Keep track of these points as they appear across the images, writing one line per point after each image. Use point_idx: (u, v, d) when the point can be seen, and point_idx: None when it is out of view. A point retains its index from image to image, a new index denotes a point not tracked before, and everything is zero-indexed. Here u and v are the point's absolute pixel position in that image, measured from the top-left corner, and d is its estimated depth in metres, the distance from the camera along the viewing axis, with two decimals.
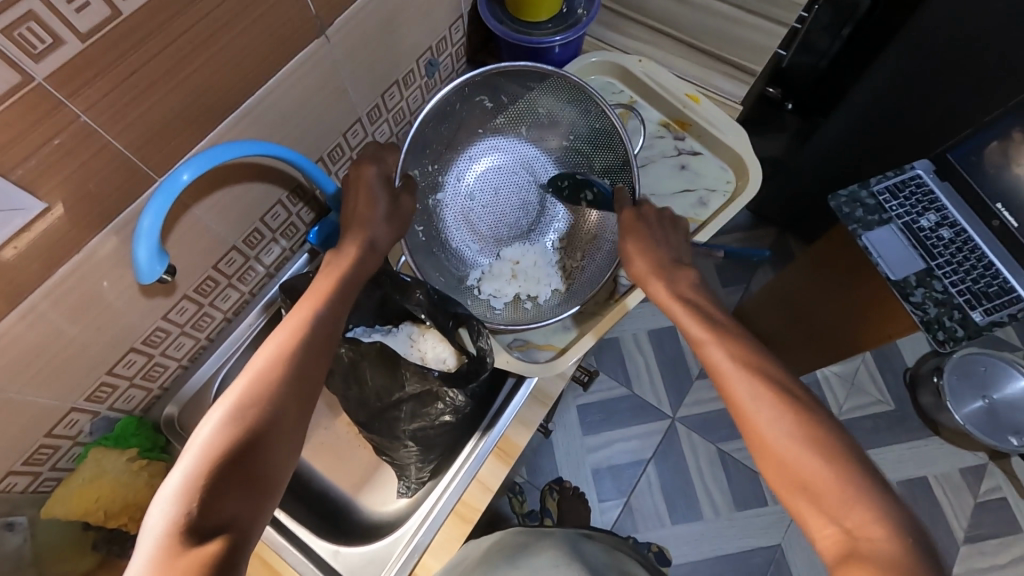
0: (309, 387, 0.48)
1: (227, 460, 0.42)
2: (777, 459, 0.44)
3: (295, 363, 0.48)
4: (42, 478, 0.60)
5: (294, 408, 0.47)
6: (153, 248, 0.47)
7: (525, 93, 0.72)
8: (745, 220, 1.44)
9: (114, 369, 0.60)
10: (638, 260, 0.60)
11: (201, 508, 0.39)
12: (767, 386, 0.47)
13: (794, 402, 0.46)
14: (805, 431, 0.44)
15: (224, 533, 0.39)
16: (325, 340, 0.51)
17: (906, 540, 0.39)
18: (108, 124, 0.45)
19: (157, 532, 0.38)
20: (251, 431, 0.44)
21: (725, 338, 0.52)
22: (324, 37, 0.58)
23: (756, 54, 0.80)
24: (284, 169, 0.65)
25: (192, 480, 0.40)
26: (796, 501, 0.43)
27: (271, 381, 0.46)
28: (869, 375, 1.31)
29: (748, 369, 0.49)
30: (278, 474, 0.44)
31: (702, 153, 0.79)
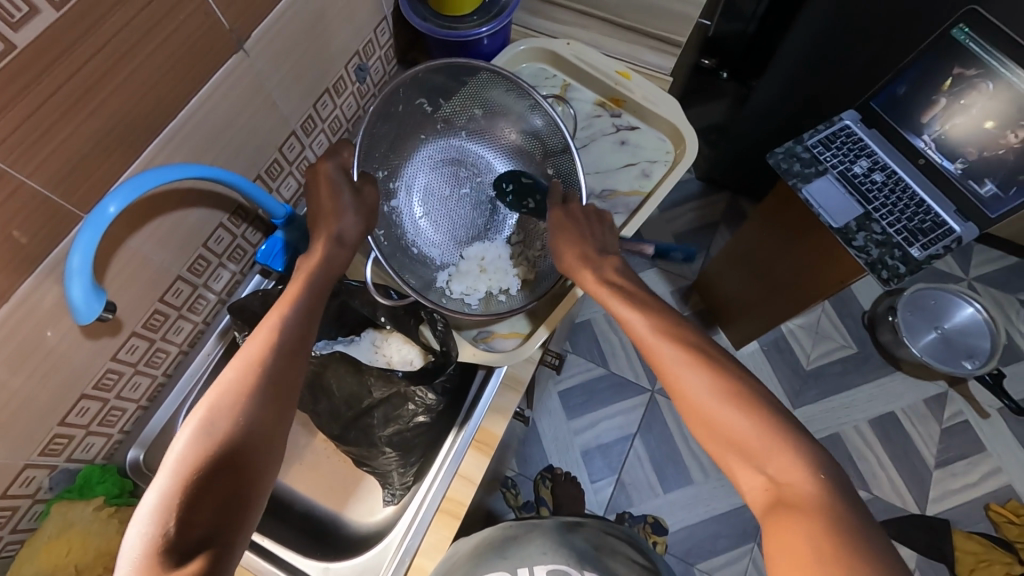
0: (284, 394, 0.48)
1: (202, 476, 0.42)
2: (706, 419, 0.46)
3: (266, 371, 0.47)
4: (4, 542, 0.58)
5: (269, 416, 0.46)
6: (87, 286, 0.46)
7: (461, 88, 0.72)
8: (696, 188, 1.48)
9: (66, 419, 0.58)
10: (567, 249, 0.61)
11: (178, 528, 0.39)
12: (691, 351, 0.49)
13: (714, 363, 0.48)
14: (727, 389, 0.46)
15: (204, 551, 0.39)
16: (297, 344, 0.50)
17: (821, 478, 0.41)
18: (19, 163, 0.43)
19: (138, 553, 0.38)
20: (224, 446, 0.43)
21: (648, 313, 0.53)
22: (242, 51, 0.57)
23: (681, 24, 0.83)
24: (220, 190, 0.64)
25: (167, 499, 0.40)
26: (727, 457, 0.45)
27: (242, 391, 0.46)
28: (830, 322, 1.37)
29: (673, 340, 0.50)
30: (258, 484, 0.44)
31: (640, 127, 0.80)
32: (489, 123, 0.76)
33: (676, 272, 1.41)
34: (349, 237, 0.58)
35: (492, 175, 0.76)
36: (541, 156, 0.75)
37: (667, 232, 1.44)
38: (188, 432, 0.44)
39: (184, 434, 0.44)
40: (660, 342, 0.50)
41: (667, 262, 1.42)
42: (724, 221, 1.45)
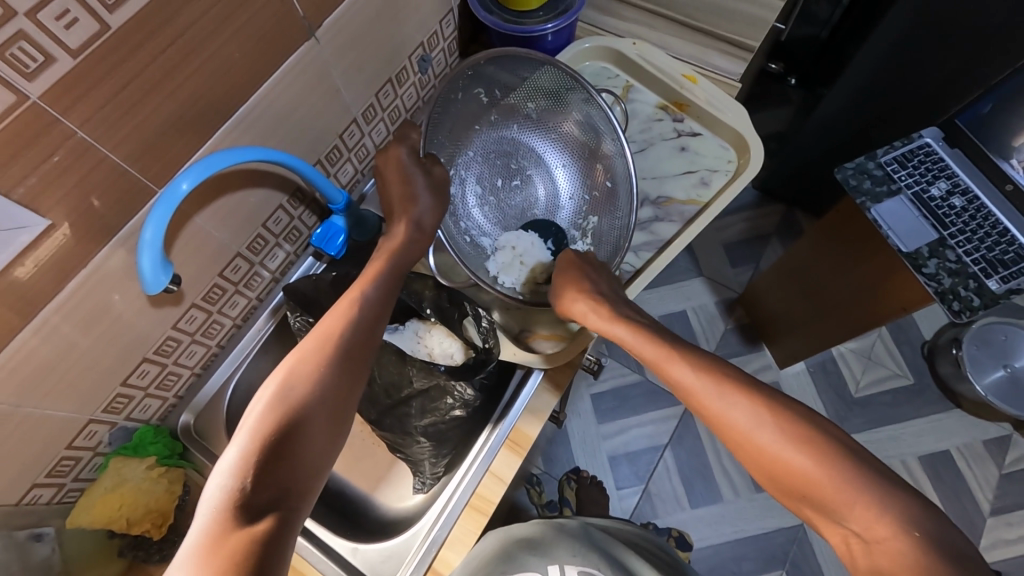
0: (356, 369, 0.49)
1: (277, 439, 0.43)
2: (773, 469, 0.44)
3: (341, 345, 0.49)
4: (66, 489, 0.62)
5: (341, 390, 0.47)
6: (156, 258, 0.48)
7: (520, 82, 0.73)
8: (751, 198, 1.42)
9: (128, 380, 0.61)
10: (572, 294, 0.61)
11: (253, 485, 0.41)
12: (735, 391, 0.47)
13: (769, 402, 0.46)
14: (785, 430, 0.44)
15: (273, 512, 0.41)
16: (372, 323, 0.51)
17: (915, 533, 0.38)
18: (104, 138, 0.45)
19: (212, 505, 0.40)
20: (298, 413, 0.45)
21: (677, 352, 0.52)
22: (314, 39, 0.58)
23: (756, 29, 0.79)
24: (283, 173, 0.66)
25: (244, 457, 0.42)
26: (804, 508, 0.43)
27: (320, 361, 0.47)
28: (885, 349, 1.29)
29: (715, 381, 0.49)
30: (323, 455, 0.46)
31: (702, 134, 0.78)
32: (554, 127, 0.75)
33: (723, 283, 1.36)
34: (428, 224, 0.61)
35: (544, 168, 0.75)
36: (600, 152, 0.74)
37: (716, 241, 1.40)
38: (268, 393, 0.46)
39: (264, 394, 0.46)
40: (696, 386, 0.49)
41: (714, 272, 1.37)
42: (776, 233, 1.40)
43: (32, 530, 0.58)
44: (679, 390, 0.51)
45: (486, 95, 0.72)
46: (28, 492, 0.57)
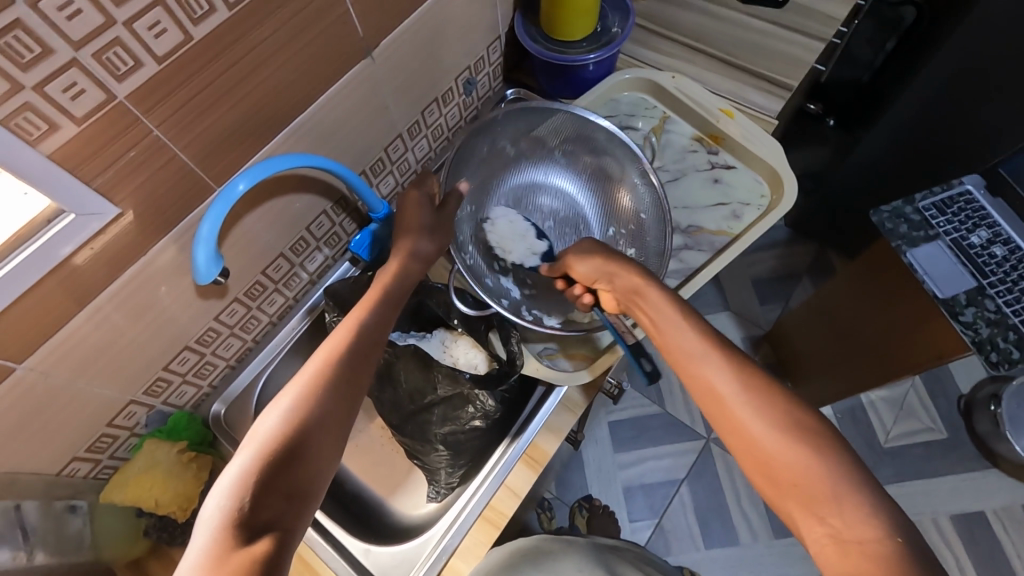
0: (357, 388, 0.49)
1: (279, 458, 0.43)
2: (762, 455, 0.42)
3: (343, 365, 0.49)
4: (101, 465, 0.64)
5: (342, 408, 0.47)
6: (210, 252, 0.52)
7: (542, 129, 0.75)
8: (784, 235, 1.42)
9: (169, 366, 0.64)
10: (582, 264, 0.60)
11: (252, 504, 0.40)
12: (736, 370, 0.45)
13: (772, 392, 0.44)
14: (781, 418, 0.42)
15: (272, 533, 0.39)
16: (373, 344, 0.51)
17: (898, 540, 0.36)
18: (176, 138, 0.49)
19: (209, 527, 0.38)
20: (300, 432, 0.44)
21: (681, 322, 0.50)
22: (369, 58, 0.62)
23: (798, 68, 0.84)
24: (329, 181, 0.69)
25: (244, 477, 0.41)
26: (786, 504, 0.40)
27: (322, 380, 0.47)
28: (919, 400, 1.25)
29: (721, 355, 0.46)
30: (321, 475, 0.45)
31: (736, 167, 0.78)
32: (584, 168, 0.77)
33: (750, 319, 1.35)
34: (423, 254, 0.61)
35: (576, 210, 0.77)
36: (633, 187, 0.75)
37: (746, 276, 1.39)
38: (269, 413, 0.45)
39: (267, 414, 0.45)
40: (696, 357, 0.47)
41: (741, 307, 1.36)
42: (808, 272, 1.39)
43: (68, 503, 0.61)
44: (674, 357, 0.49)
45: (513, 139, 0.75)
46: (68, 465, 0.60)
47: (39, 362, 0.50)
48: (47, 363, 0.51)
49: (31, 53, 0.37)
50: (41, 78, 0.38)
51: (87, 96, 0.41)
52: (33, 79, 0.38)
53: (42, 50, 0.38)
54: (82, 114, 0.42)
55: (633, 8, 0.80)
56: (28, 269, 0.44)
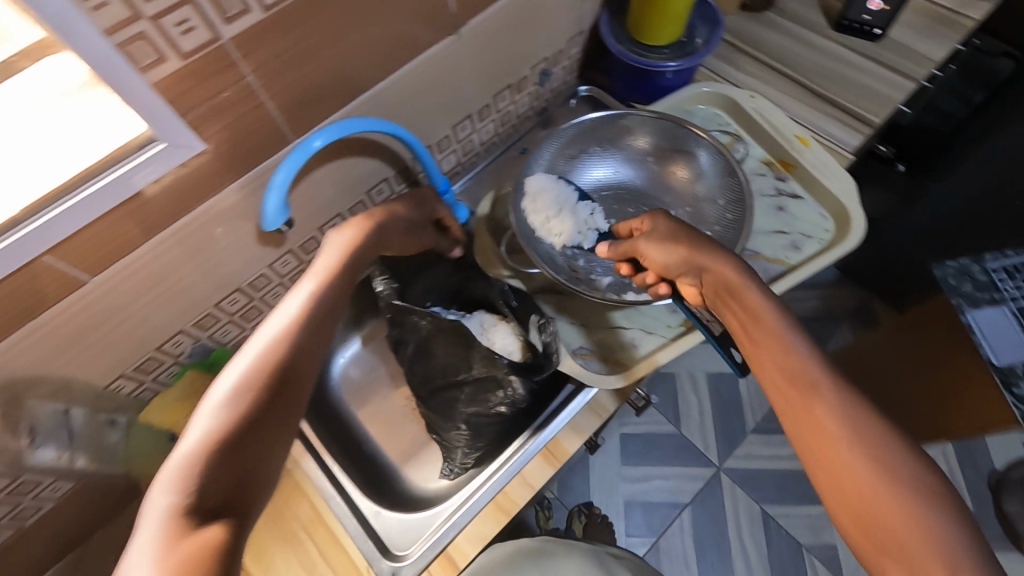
0: (313, 365, 0.46)
1: (230, 440, 0.39)
2: (856, 503, 0.39)
3: (297, 340, 0.46)
4: (144, 386, 0.67)
5: (297, 384, 0.44)
6: (279, 201, 0.53)
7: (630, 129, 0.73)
8: (831, 277, 1.38)
9: (219, 304, 0.67)
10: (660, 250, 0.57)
11: (200, 491, 0.36)
12: (841, 406, 0.42)
13: (873, 435, 0.40)
14: (885, 466, 0.39)
15: (225, 518, 0.35)
16: (325, 322, 0.49)
17: None
18: (266, 86, 0.51)
19: (155, 519, 0.34)
20: (251, 414, 0.41)
21: (783, 342, 0.46)
22: (456, 35, 0.63)
23: (879, 105, 0.80)
24: (395, 149, 0.71)
25: (190, 463, 0.37)
26: (879, 561, 0.37)
27: (273, 357, 0.44)
28: (947, 468, 1.21)
29: (819, 386, 0.43)
30: (276, 458, 0.41)
31: (803, 197, 0.76)
32: (659, 176, 0.74)
33: None
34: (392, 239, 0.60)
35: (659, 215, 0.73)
36: (712, 207, 0.71)
37: None
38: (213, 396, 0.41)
39: (214, 395, 0.41)
40: (790, 377, 0.44)
41: None
42: (850, 317, 1.35)
43: (109, 417, 0.65)
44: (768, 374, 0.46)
45: (604, 134, 0.73)
46: (115, 381, 0.63)
47: (108, 278, 0.53)
48: (115, 281, 0.53)
49: None
50: (159, 10, 0.40)
51: (195, 33, 0.43)
52: (152, 10, 0.40)
53: None
54: (187, 50, 0.43)
55: (723, 21, 0.79)
56: (114, 188, 0.46)
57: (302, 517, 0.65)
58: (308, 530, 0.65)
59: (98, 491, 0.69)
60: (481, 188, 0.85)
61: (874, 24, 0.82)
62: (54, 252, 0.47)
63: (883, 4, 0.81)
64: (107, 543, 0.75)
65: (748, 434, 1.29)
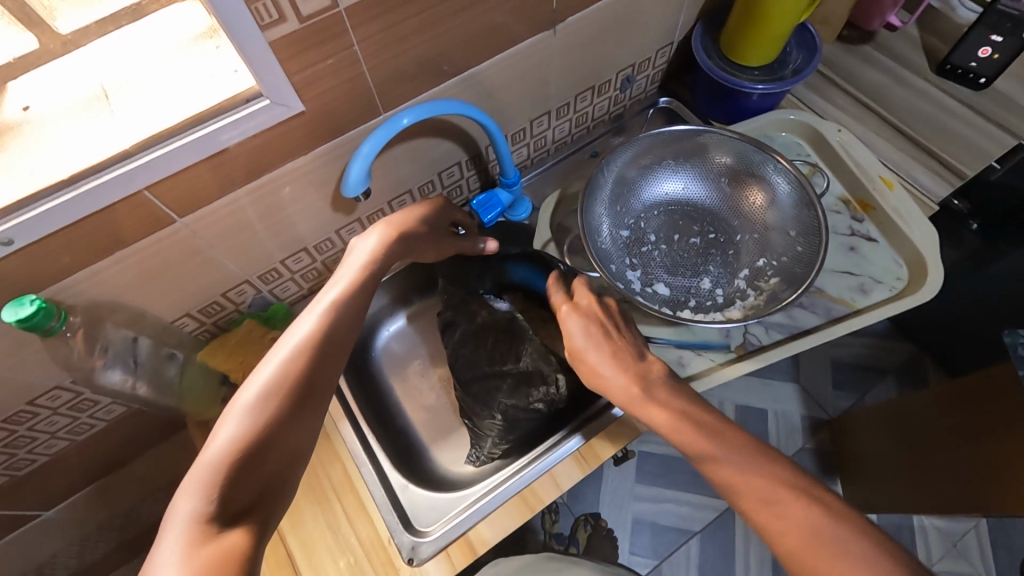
0: (322, 385, 0.50)
1: (246, 455, 0.43)
2: None
3: (311, 361, 0.49)
4: (204, 327, 0.70)
5: (308, 403, 0.48)
6: (362, 170, 0.55)
7: (704, 146, 0.72)
8: (882, 327, 1.33)
9: (285, 261, 0.69)
10: (596, 353, 0.57)
11: (221, 499, 0.41)
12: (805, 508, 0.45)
13: (842, 530, 0.43)
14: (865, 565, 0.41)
15: (244, 524, 0.41)
16: (344, 337, 0.52)
17: None
18: (369, 57, 0.52)
19: (179, 524, 0.39)
20: (266, 429, 0.45)
21: (730, 453, 0.49)
22: (552, 30, 0.63)
23: (974, 157, 0.77)
24: (473, 135, 0.72)
25: (211, 475, 0.42)
26: None
27: (289, 376, 0.48)
28: (976, 544, 1.16)
29: (772, 487, 0.47)
30: (287, 471, 0.46)
31: (878, 241, 0.74)
32: (730, 198, 0.72)
33: (817, 400, 1.30)
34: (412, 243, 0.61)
35: (724, 236, 0.71)
36: (782, 239, 0.69)
37: (827, 356, 1.33)
38: (235, 408, 0.46)
39: (236, 407, 0.46)
40: (725, 457, 0.49)
41: (812, 385, 1.32)
42: (896, 373, 1.30)
43: (169, 350, 0.67)
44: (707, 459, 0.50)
45: (678, 150, 0.72)
46: (180, 318, 0.66)
47: (194, 220, 0.55)
48: (199, 225, 0.56)
49: None
50: None
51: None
52: None
53: None
54: (306, 14, 0.45)
55: (821, 49, 0.76)
56: (216, 138, 0.49)
57: (333, 479, 0.67)
58: (337, 492, 0.67)
59: (146, 419, 0.73)
60: (546, 186, 0.86)
61: (980, 72, 0.77)
62: (153, 189, 0.49)
63: (992, 52, 0.75)
64: (145, 469, 0.80)
65: None
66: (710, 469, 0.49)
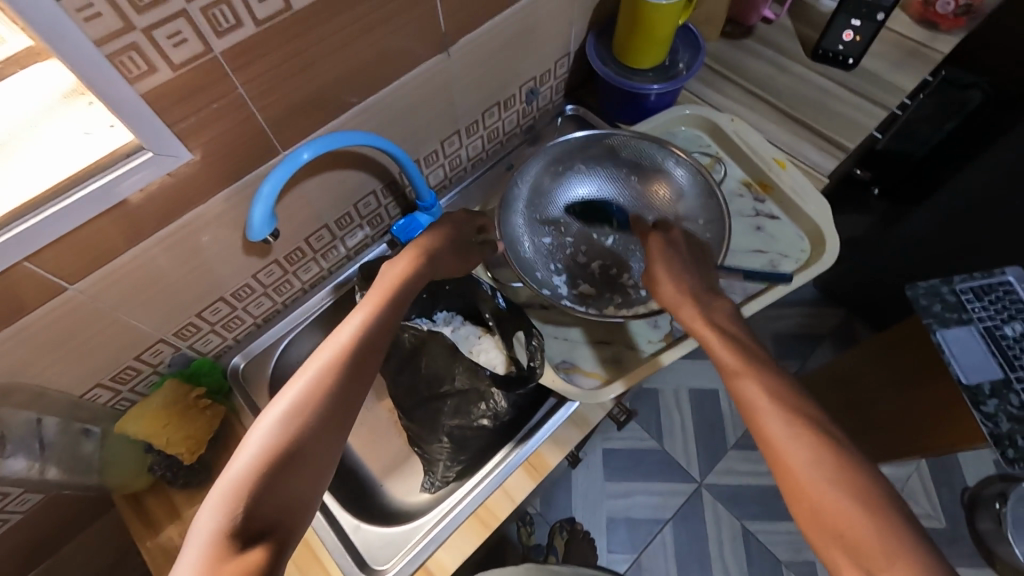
0: (351, 400, 0.51)
1: (271, 470, 0.45)
2: (814, 501, 0.44)
3: (340, 377, 0.50)
4: (120, 397, 0.66)
5: (335, 419, 0.49)
6: (266, 211, 0.54)
7: (636, 141, 0.74)
8: (812, 295, 1.42)
9: (201, 313, 0.66)
10: (668, 274, 0.60)
11: (245, 515, 0.42)
12: (796, 423, 0.48)
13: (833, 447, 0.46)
14: (840, 472, 0.45)
15: (265, 543, 0.42)
16: (371, 352, 0.53)
17: None
18: (257, 98, 0.51)
19: (203, 538, 0.41)
20: (292, 444, 0.46)
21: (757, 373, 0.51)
22: (447, 53, 0.65)
23: (854, 131, 0.83)
24: (384, 163, 0.71)
25: (236, 489, 0.43)
26: (833, 551, 0.43)
27: (317, 393, 0.49)
28: (922, 485, 1.24)
29: (782, 406, 0.49)
30: (312, 486, 0.47)
31: (781, 218, 0.79)
32: (642, 193, 0.75)
33: None
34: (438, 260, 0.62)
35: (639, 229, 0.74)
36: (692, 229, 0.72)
37: (767, 329, 1.40)
38: (264, 422, 0.47)
39: (263, 423, 0.47)
40: (750, 372, 0.51)
41: None
42: (831, 336, 1.38)
43: (83, 426, 0.63)
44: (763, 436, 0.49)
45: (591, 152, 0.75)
46: (91, 390, 0.62)
47: (89, 285, 0.52)
48: (96, 289, 0.53)
49: None
50: (151, 23, 0.41)
51: (187, 45, 0.43)
52: (145, 23, 0.40)
53: None
54: (179, 61, 0.44)
55: (705, 47, 0.82)
56: (114, 188, 0.47)
57: None
58: None
59: (71, 501, 0.68)
60: (468, 202, 0.86)
61: (847, 53, 0.86)
62: (34, 259, 0.46)
63: (856, 35, 0.84)
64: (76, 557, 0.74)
65: (729, 449, 1.30)
66: (735, 381, 0.52)
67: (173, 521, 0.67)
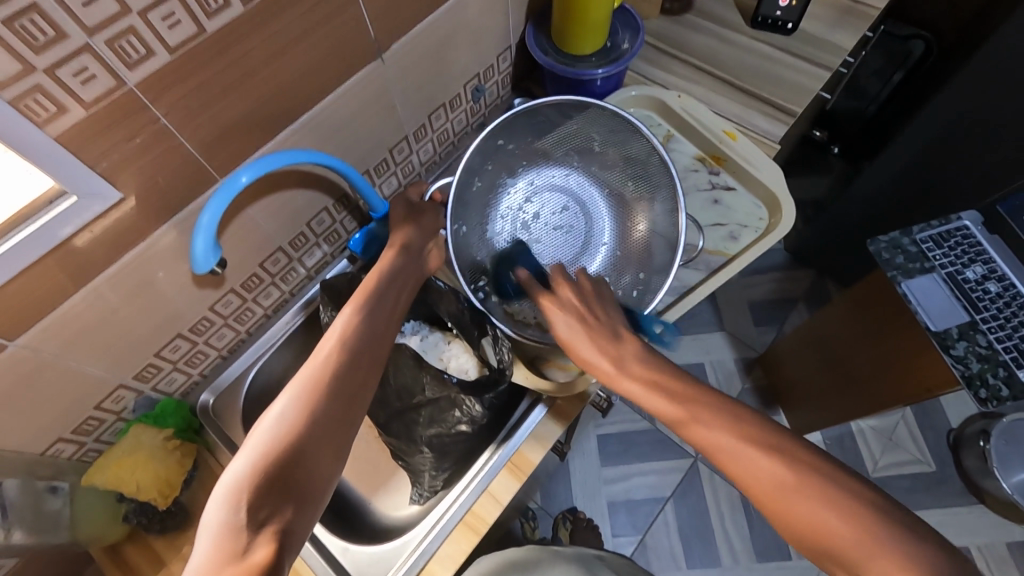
0: (358, 386, 0.48)
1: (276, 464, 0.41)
2: (799, 530, 0.39)
3: (342, 364, 0.47)
4: (86, 447, 0.64)
5: (340, 408, 0.46)
6: (208, 241, 0.51)
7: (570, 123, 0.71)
8: (783, 259, 1.43)
9: (160, 352, 0.65)
10: (582, 340, 0.52)
11: (250, 513, 0.39)
12: (756, 452, 0.41)
13: (797, 459, 0.40)
14: (821, 492, 0.38)
15: (272, 539, 0.38)
16: (369, 342, 0.50)
17: None
18: (183, 127, 0.50)
19: (209, 540, 0.37)
20: (296, 437, 0.43)
21: (707, 408, 0.44)
22: (380, 59, 0.63)
23: (801, 96, 0.84)
24: (332, 178, 0.70)
25: (240, 485, 0.40)
26: (835, 574, 0.38)
27: (321, 381, 0.46)
28: (908, 432, 1.27)
29: (740, 440, 0.42)
30: (323, 475, 0.43)
31: (736, 189, 0.79)
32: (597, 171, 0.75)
33: (745, 341, 1.37)
34: None
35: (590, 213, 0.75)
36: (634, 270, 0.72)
37: (743, 299, 1.41)
38: (266, 418, 0.44)
39: (265, 421, 0.44)
40: (695, 414, 0.44)
41: (736, 328, 1.39)
42: (805, 297, 1.40)
43: (48, 483, 0.61)
44: (718, 460, 0.43)
45: (580, 167, 0.75)
46: (52, 445, 0.60)
47: (31, 339, 0.50)
48: (40, 342, 0.51)
49: (44, 36, 0.38)
50: (52, 61, 0.39)
51: (96, 80, 0.42)
52: (45, 62, 0.39)
53: (54, 33, 0.38)
54: (90, 98, 0.42)
55: (643, 26, 0.81)
56: (42, 237, 0.45)
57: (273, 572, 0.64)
58: None
59: (49, 561, 0.66)
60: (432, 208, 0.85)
61: (785, 18, 0.84)
62: None
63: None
64: None
65: None
66: (688, 431, 0.44)
67: (156, 569, 0.66)
